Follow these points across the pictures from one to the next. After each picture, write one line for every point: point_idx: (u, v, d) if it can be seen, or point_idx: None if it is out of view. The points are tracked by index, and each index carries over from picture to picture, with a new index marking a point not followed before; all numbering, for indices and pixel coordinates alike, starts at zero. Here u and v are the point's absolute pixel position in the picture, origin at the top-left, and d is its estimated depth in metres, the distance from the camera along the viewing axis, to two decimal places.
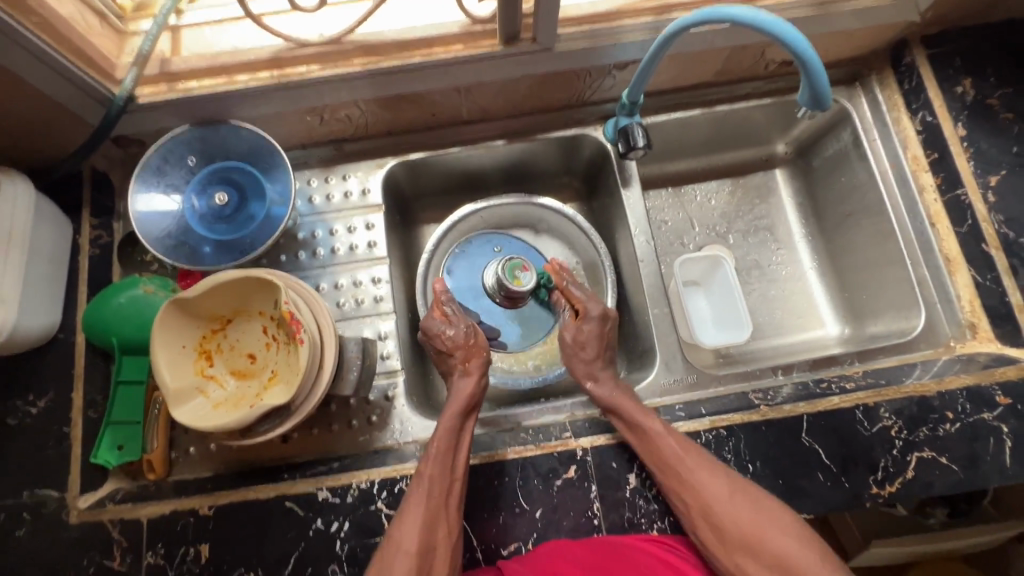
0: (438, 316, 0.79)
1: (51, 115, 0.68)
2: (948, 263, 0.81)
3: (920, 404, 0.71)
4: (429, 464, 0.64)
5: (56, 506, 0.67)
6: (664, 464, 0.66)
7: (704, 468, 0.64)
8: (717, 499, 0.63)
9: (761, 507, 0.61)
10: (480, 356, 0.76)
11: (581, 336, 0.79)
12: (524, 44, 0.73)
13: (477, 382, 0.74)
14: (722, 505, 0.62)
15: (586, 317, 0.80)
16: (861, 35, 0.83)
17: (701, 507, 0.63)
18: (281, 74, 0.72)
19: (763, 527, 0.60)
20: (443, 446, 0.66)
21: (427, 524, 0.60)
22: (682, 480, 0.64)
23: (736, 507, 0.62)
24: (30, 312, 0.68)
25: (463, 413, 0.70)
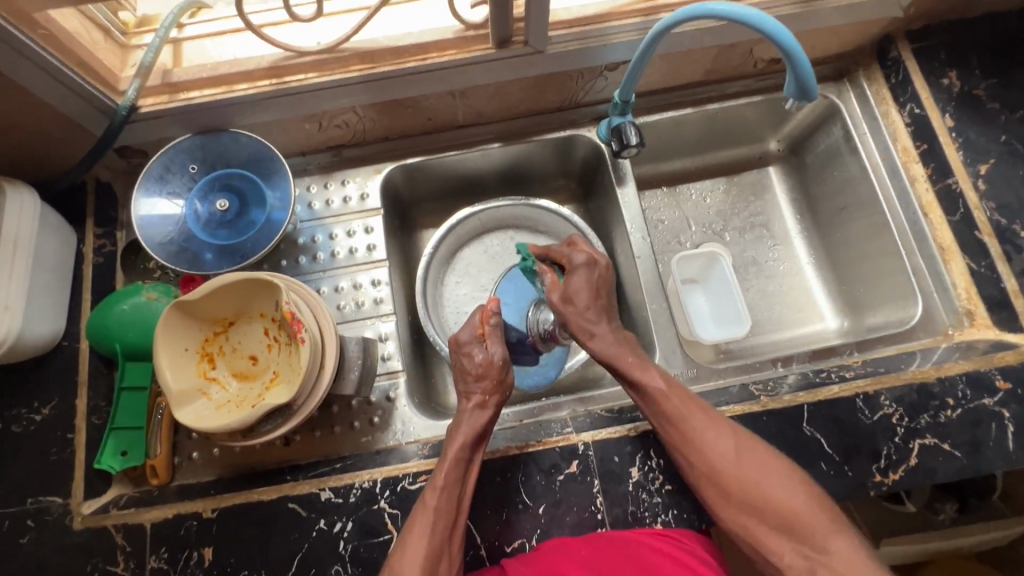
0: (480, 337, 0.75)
1: (56, 127, 0.70)
2: (943, 252, 0.81)
3: (920, 391, 0.71)
4: (435, 495, 0.62)
5: (60, 513, 0.67)
6: (667, 411, 0.67)
7: (708, 421, 0.66)
8: (722, 448, 0.64)
9: (767, 461, 0.63)
10: (500, 392, 0.73)
11: (574, 288, 0.75)
12: (516, 47, 0.74)
13: (490, 417, 0.71)
14: (728, 453, 0.64)
15: (573, 268, 0.77)
16: (846, 31, 0.85)
17: (704, 453, 0.64)
18: (280, 82, 0.74)
19: (769, 478, 0.62)
20: (452, 478, 0.64)
21: (431, 557, 0.59)
22: (686, 427, 0.66)
23: (741, 459, 0.64)
24: (36, 319, 0.69)
25: (473, 446, 0.67)
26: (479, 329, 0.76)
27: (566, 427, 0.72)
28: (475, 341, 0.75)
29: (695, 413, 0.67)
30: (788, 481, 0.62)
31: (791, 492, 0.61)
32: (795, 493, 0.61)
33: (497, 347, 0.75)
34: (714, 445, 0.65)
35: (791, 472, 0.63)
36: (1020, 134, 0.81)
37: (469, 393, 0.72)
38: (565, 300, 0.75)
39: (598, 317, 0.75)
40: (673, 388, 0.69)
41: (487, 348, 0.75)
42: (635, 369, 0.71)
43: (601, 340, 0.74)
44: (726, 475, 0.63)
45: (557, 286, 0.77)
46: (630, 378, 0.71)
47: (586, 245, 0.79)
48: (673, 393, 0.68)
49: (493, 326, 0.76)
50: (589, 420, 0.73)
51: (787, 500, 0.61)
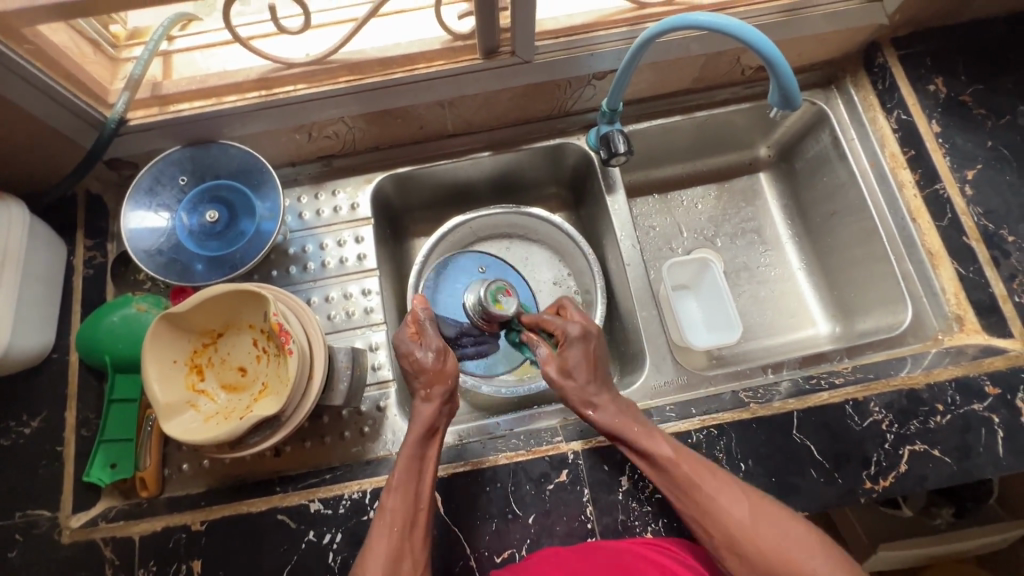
0: (414, 336, 0.72)
1: (45, 140, 0.70)
2: (931, 257, 0.82)
3: (910, 397, 0.71)
4: (392, 498, 0.62)
5: (49, 526, 0.67)
6: (676, 477, 0.63)
7: (703, 471, 0.63)
8: (736, 513, 0.59)
9: (784, 524, 0.58)
10: (445, 383, 0.70)
11: (569, 361, 0.72)
12: (503, 58, 0.75)
13: (438, 408, 0.68)
14: (742, 518, 0.59)
15: (567, 341, 0.73)
16: (832, 39, 0.85)
17: (717, 519, 0.60)
18: (269, 94, 0.74)
19: (786, 544, 0.56)
20: (405, 475, 0.64)
21: (392, 559, 0.58)
22: (684, 478, 0.63)
23: (757, 525, 0.58)
24: (25, 332, 0.69)
25: (425, 438, 0.67)
26: (413, 330, 0.73)
27: (556, 436, 0.72)
28: (408, 342, 0.71)
29: (703, 478, 0.63)
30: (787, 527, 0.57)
31: (812, 561, 0.55)
32: (813, 560, 0.55)
33: (434, 343, 0.71)
34: (727, 509, 0.60)
35: (807, 533, 0.57)
36: (1006, 139, 0.81)
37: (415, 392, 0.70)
38: (564, 372, 0.72)
39: (598, 387, 0.71)
40: (680, 452, 0.65)
41: (424, 347, 0.71)
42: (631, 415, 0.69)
43: (600, 414, 0.69)
44: (726, 522, 0.59)
45: (553, 358, 0.74)
46: (632, 445, 0.66)
47: (584, 317, 0.75)
48: (679, 461, 0.64)
49: (425, 324, 0.73)
50: (579, 429, 0.73)
51: (808, 566, 0.54)
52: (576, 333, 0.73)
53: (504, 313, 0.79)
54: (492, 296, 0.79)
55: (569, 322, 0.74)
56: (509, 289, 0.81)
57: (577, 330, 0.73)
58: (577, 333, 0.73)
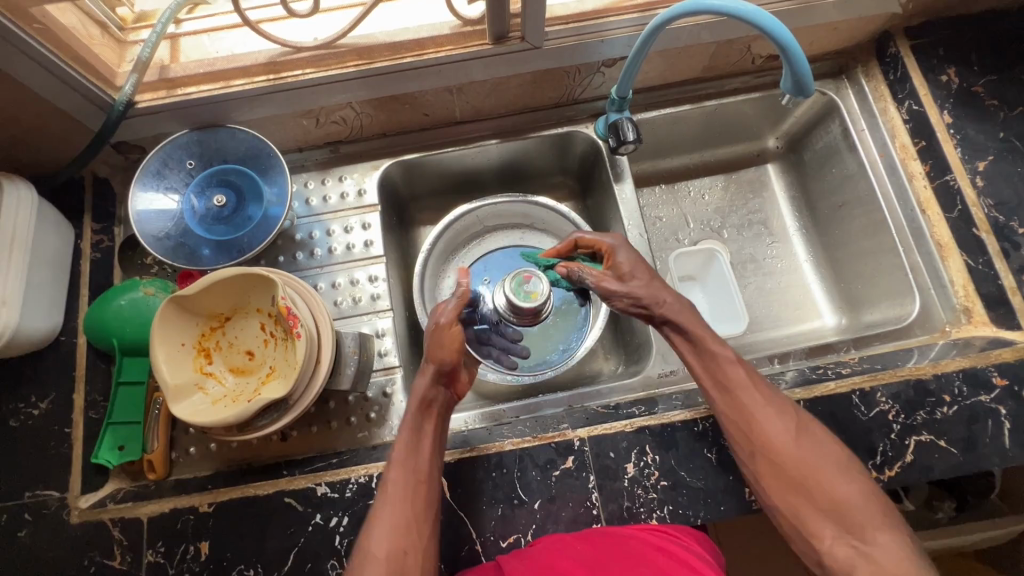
0: (438, 306, 0.73)
1: (52, 121, 0.70)
2: (941, 249, 0.81)
3: (917, 387, 0.70)
4: (392, 471, 0.63)
5: (57, 507, 0.67)
6: (727, 382, 0.67)
7: (771, 403, 0.66)
8: (779, 428, 0.64)
9: (821, 443, 0.63)
10: (445, 353, 0.68)
11: (625, 268, 0.75)
12: (513, 43, 0.74)
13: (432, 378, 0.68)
14: (784, 434, 0.63)
15: (616, 249, 0.77)
16: (844, 28, 0.85)
17: (759, 430, 0.64)
18: (277, 78, 0.74)
19: (819, 463, 0.62)
20: (405, 452, 0.65)
21: (397, 532, 0.59)
22: (745, 400, 0.66)
23: (799, 443, 0.63)
24: (32, 314, 0.69)
25: (419, 413, 0.67)
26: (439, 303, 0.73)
27: (562, 423, 0.72)
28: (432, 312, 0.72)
29: (756, 390, 0.66)
30: (845, 472, 0.61)
31: (843, 485, 0.60)
32: (842, 481, 0.61)
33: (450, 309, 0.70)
34: (769, 425, 0.64)
35: (838, 458, 0.62)
36: (1018, 131, 0.81)
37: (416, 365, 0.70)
38: (625, 279, 0.75)
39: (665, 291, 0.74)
40: (739, 360, 0.69)
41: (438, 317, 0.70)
42: (707, 341, 0.71)
43: (665, 312, 0.73)
44: (781, 451, 0.63)
45: (605, 275, 0.77)
46: (696, 344, 0.71)
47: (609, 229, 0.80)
48: (737, 372, 0.68)
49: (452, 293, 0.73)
50: (585, 416, 0.73)
51: (835, 487, 0.60)
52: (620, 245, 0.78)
53: (540, 300, 0.77)
54: (518, 288, 0.77)
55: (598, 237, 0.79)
56: (528, 273, 0.78)
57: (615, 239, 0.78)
58: (643, 283, 0.74)
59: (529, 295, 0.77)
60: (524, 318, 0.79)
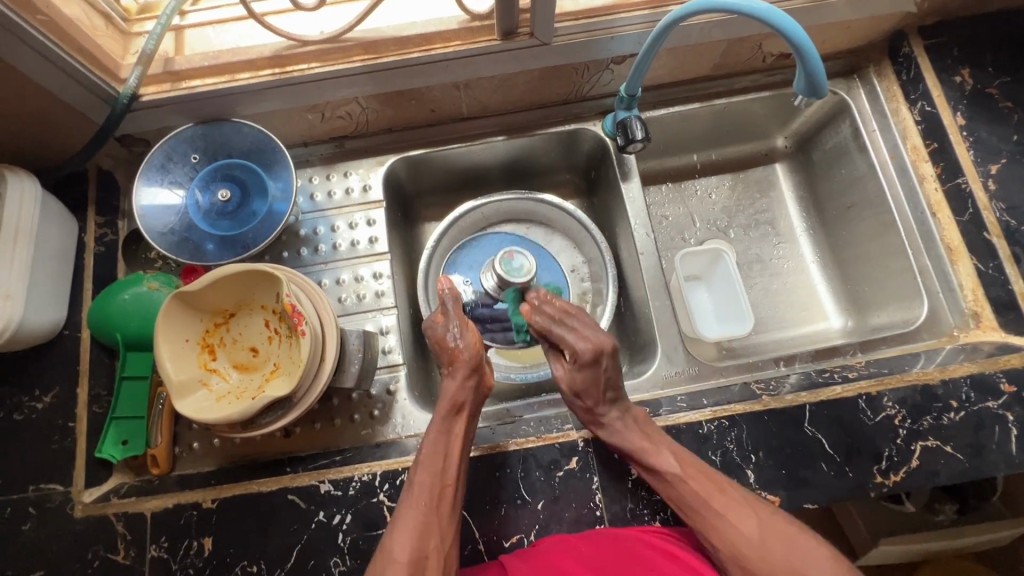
0: (439, 321, 0.74)
1: (57, 114, 0.69)
2: (950, 253, 0.80)
3: (924, 392, 0.70)
4: (419, 472, 0.63)
5: (61, 501, 0.67)
6: (682, 493, 0.63)
7: (730, 505, 0.62)
8: (746, 530, 0.60)
9: (795, 543, 0.59)
10: (467, 357, 0.71)
11: (578, 385, 0.70)
12: (522, 39, 0.73)
13: (466, 382, 0.70)
14: (751, 537, 0.60)
15: (578, 365, 0.70)
16: (857, 27, 0.84)
17: (727, 536, 0.61)
18: (282, 72, 0.73)
19: (795, 560, 0.59)
20: (432, 454, 0.65)
21: (420, 532, 0.60)
22: (706, 510, 0.62)
23: (767, 546, 0.59)
24: (36, 308, 0.69)
25: (450, 415, 0.68)
26: (438, 316, 0.75)
27: (566, 424, 0.72)
28: (433, 323, 0.75)
29: (711, 494, 0.62)
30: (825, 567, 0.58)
31: (824, 571, 0.58)
32: (823, 574, 0.57)
33: (456, 317, 0.74)
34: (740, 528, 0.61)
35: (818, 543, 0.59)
36: None
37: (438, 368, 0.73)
38: (575, 392, 0.71)
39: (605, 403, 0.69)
40: (687, 469, 0.64)
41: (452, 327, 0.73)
42: (647, 452, 0.65)
43: (611, 420, 0.68)
44: (753, 558, 0.60)
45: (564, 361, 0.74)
46: (642, 462, 0.65)
47: (592, 338, 0.71)
48: (686, 486, 0.63)
49: (448, 302, 0.75)
50: None
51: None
52: (588, 354, 0.70)
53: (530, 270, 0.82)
54: (508, 266, 0.82)
55: (576, 335, 0.72)
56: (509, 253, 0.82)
57: (586, 343, 0.71)
58: (592, 401, 0.69)
59: (521, 269, 0.82)
60: (510, 292, 0.86)
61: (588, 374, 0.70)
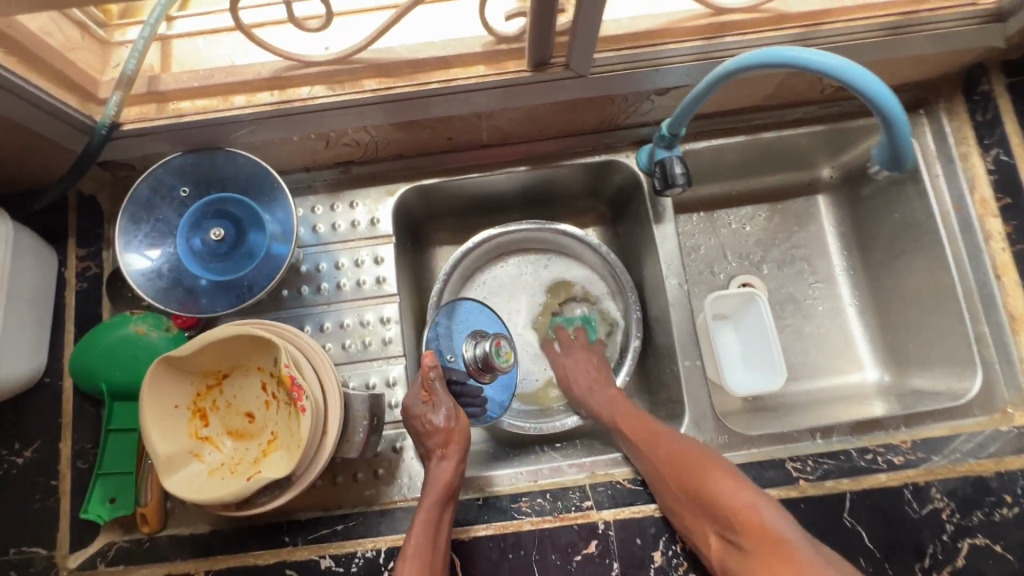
0: (424, 399, 0.67)
1: (27, 145, 0.61)
2: (1012, 321, 0.74)
3: (975, 484, 0.65)
4: (406, 565, 0.58)
5: (45, 565, 0.63)
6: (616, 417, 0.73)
7: (647, 425, 0.68)
8: (656, 447, 0.66)
9: (687, 451, 0.63)
10: (460, 440, 0.66)
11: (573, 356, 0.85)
12: (555, 70, 0.64)
13: (457, 468, 0.65)
14: (663, 453, 0.64)
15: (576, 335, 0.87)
16: (932, 60, 0.74)
17: (648, 456, 0.66)
18: (283, 98, 0.65)
19: (691, 465, 0.61)
20: (421, 542, 0.59)
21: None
22: (630, 430, 0.70)
23: (671, 454, 0.64)
24: (10, 361, 0.62)
25: (443, 502, 0.62)
26: (424, 393, 0.67)
27: (585, 500, 0.66)
28: (421, 403, 0.67)
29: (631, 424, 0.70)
30: (728, 482, 0.57)
31: (729, 489, 0.57)
32: (719, 485, 0.57)
33: (446, 403, 0.67)
34: (661, 448, 0.65)
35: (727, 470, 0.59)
36: None
37: (428, 451, 0.66)
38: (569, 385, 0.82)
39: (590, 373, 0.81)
40: (609, 401, 0.76)
41: (435, 408, 0.66)
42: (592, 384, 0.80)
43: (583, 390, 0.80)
44: (663, 471, 0.64)
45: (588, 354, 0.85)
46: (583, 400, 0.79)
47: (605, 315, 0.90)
48: (618, 408, 0.74)
49: (436, 384, 0.67)
50: (610, 491, 0.67)
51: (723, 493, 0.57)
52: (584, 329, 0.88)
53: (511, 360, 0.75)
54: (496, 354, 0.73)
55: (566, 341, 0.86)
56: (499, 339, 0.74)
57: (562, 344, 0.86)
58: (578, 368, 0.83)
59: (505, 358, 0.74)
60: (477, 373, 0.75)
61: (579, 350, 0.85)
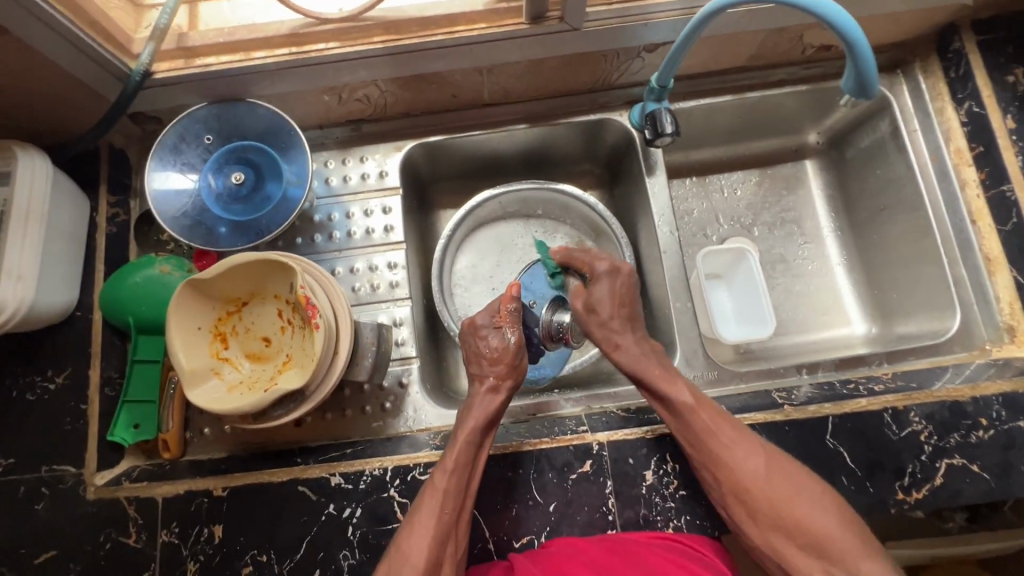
0: (498, 323, 0.73)
1: (68, 90, 0.67)
2: (988, 263, 0.77)
3: (952, 409, 0.68)
4: (444, 477, 0.62)
5: (73, 482, 0.68)
6: (692, 426, 0.65)
7: (736, 435, 0.64)
8: (752, 467, 0.62)
9: (795, 478, 0.61)
10: (513, 377, 0.71)
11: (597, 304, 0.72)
12: (551, 23, 0.69)
13: (503, 402, 0.70)
14: (758, 472, 0.62)
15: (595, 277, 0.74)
16: (906, 19, 0.79)
17: (733, 470, 0.62)
18: (300, 51, 0.70)
19: (790, 491, 0.60)
20: (461, 461, 0.63)
21: (437, 540, 0.59)
22: (712, 446, 0.63)
23: (771, 478, 0.61)
24: (48, 290, 0.68)
25: (483, 430, 0.67)
26: (497, 318, 0.73)
27: (580, 425, 0.70)
28: (493, 326, 0.73)
29: (723, 428, 0.64)
30: (823, 505, 0.59)
31: (823, 511, 0.59)
32: (827, 519, 0.58)
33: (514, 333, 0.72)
34: (748, 470, 0.62)
35: (823, 492, 0.60)
36: None
37: (482, 377, 0.71)
38: (588, 310, 0.72)
39: (626, 339, 0.72)
40: (699, 402, 0.66)
41: (503, 335, 0.72)
42: (664, 382, 0.68)
43: (626, 348, 0.71)
44: (753, 490, 0.61)
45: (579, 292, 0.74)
46: (654, 390, 0.68)
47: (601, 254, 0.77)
48: (693, 408, 0.65)
49: (512, 311, 0.73)
50: (604, 419, 0.72)
51: (814, 519, 0.59)
52: (605, 270, 0.74)
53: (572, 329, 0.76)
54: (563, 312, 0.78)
55: (593, 257, 0.75)
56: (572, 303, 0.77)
57: (605, 260, 0.74)
58: (607, 317, 0.72)
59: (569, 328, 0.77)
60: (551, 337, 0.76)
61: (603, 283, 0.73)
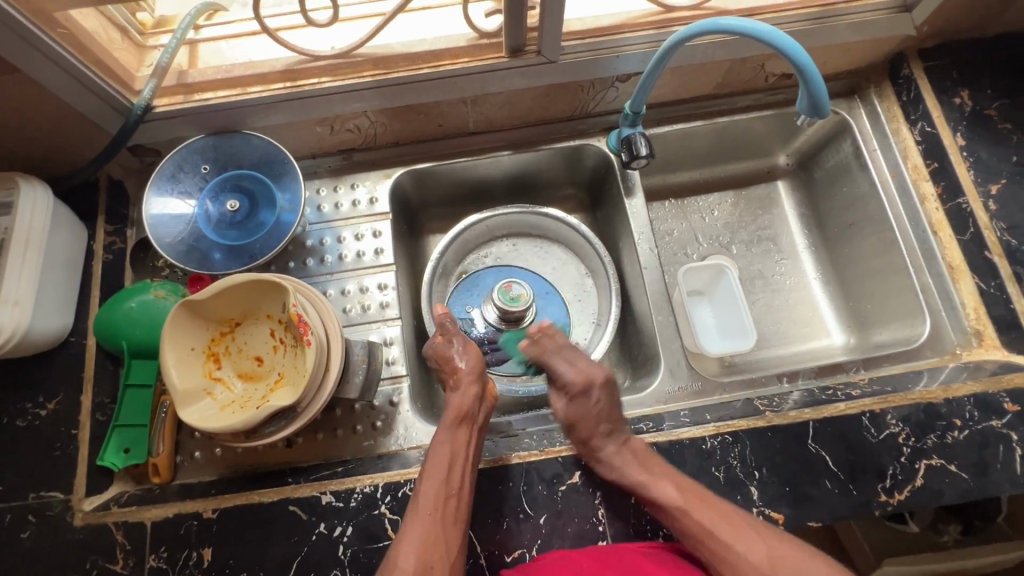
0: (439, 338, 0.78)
1: (72, 125, 0.71)
2: (952, 271, 0.81)
3: (927, 410, 0.70)
4: (426, 485, 0.63)
5: (62, 509, 0.67)
6: (688, 528, 0.63)
7: (731, 524, 0.61)
8: (754, 558, 0.59)
9: (801, 563, 0.58)
10: (468, 373, 0.74)
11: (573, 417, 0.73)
12: (529, 56, 0.75)
13: (471, 394, 0.72)
14: (760, 563, 0.59)
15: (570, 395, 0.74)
16: (858, 48, 0.85)
17: (738, 567, 0.60)
18: (294, 86, 0.75)
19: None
20: (438, 462, 0.65)
21: (426, 543, 0.60)
22: (713, 545, 0.61)
23: (776, 570, 0.59)
24: (43, 314, 0.69)
25: (456, 427, 0.69)
26: (440, 336, 0.78)
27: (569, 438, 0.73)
28: (436, 342, 0.78)
29: (719, 525, 0.62)
30: None
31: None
32: None
33: (457, 341, 0.77)
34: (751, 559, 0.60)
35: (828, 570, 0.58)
36: None
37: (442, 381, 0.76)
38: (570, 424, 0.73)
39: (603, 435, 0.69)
40: (687, 499, 0.63)
41: (451, 347, 0.77)
42: (644, 485, 0.65)
43: (609, 455, 0.68)
44: None
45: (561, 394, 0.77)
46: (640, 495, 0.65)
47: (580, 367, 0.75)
48: (684, 504, 0.63)
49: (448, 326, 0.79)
50: None
51: None
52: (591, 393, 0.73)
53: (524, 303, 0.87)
54: (506, 296, 0.87)
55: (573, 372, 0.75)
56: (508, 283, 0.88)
57: (576, 376, 0.74)
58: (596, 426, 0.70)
59: (516, 297, 0.87)
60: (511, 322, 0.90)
61: (580, 403, 0.73)
